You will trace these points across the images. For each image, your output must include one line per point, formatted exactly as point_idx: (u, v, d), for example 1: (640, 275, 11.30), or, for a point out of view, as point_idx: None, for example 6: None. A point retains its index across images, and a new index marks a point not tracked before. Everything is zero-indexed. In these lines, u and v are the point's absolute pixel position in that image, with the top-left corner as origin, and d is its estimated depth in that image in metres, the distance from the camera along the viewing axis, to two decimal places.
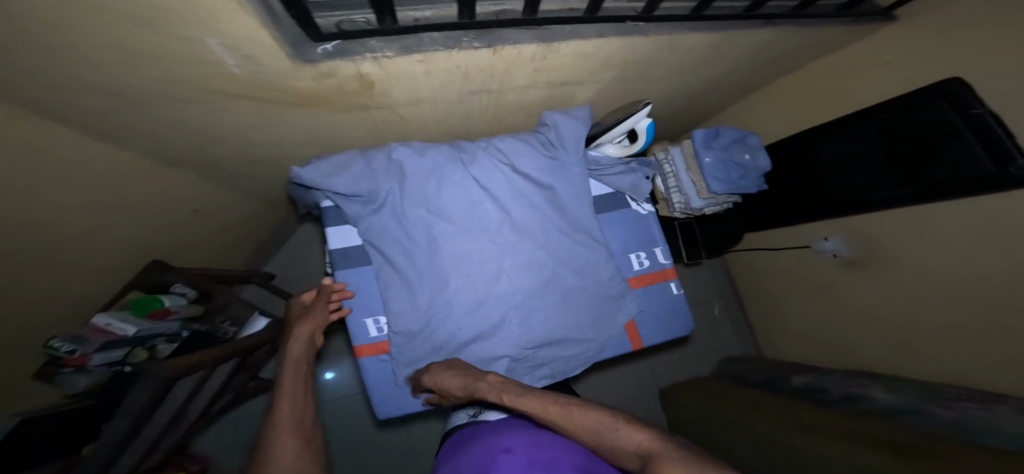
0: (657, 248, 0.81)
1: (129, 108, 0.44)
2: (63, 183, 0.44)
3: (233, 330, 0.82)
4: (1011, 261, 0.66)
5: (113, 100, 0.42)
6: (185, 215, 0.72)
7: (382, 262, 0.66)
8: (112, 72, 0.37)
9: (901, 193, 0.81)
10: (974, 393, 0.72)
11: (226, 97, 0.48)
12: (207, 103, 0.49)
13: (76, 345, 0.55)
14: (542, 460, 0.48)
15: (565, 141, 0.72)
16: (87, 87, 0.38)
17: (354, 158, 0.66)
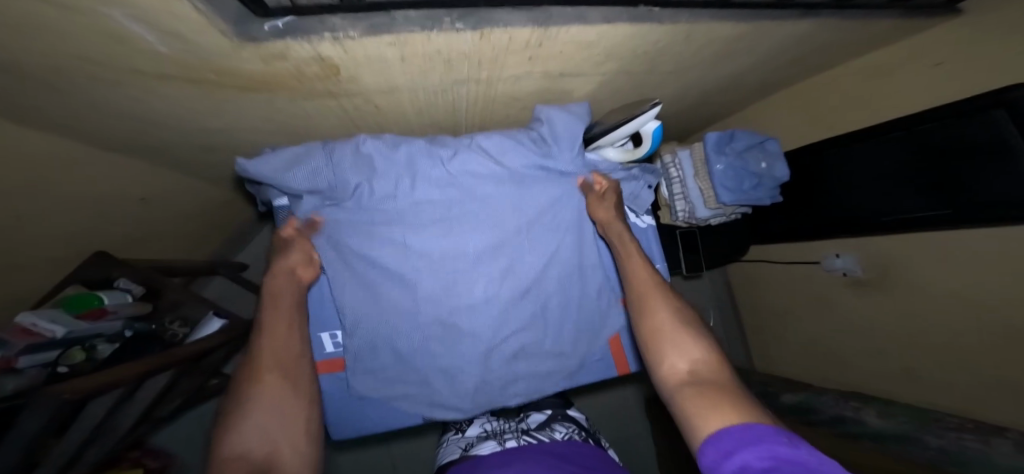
0: (654, 266, 0.68)
1: (47, 89, 0.41)
2: None
3: (185, 331, 0.75)
4: None
5: (23, 81, 0.39)
6: (133, 203, 0.72)
7: (340, 264, 0.57)
8: (12, 49, 0.34)
9: (938, 214, 0.76)
10: (968, 423, 0.74)
11: (161, 80, 0.46)
12: (137, 86, 0.46)
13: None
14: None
15: (560, 139, 0.61)
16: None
17: (314, 149, 0.57)
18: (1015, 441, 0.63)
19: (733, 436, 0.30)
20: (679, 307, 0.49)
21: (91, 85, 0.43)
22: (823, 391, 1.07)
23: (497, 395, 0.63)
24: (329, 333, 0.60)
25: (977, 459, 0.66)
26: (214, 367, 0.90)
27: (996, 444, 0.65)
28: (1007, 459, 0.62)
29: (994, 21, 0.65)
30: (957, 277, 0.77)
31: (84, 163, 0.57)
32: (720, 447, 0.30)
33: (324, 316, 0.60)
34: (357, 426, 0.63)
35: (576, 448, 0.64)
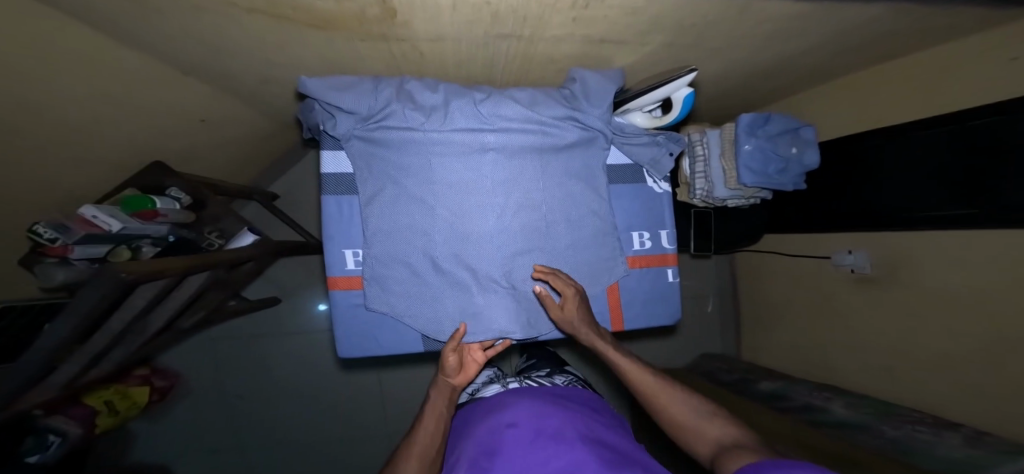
0: (664, 230, 0.71)
1: (149, 15, 0.47)
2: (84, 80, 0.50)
3: (220, 243, 0.81)
4: None
5: (134, 6, 0.45)
6: (195, 124, 0.78)
7: (373, 181, 0.61)
8: None
9: (964, 214, 0.77)
10: (928, 418, 0.85)
11: (245, 12, 0.51)
12: (220, 14, 0.50)
13: (59, 234, 0.53)
14: (546, 429, 0.58)
15: (591, 96, 0.65)
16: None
17: (364, 80, 0.62)
18: (965, 436, 0.75)
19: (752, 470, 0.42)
20: (686, 399, 0.62)
21: (185, 11, 0.48)
22: (799, 382, 1.16)
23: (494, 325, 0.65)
24: (352, 251, 0.63)
25: (923, 449, 0.77)
26: (236, 286, 0.93)
27: (946, 437, 0.76)
28: (952, 449, 0.73)
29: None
30: (958, 285, 0.80)
31: (162, 83, 0.63)
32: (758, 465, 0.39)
33: (348, 233, 0.62)
34: (366, 349, 0.65)
35: (574, 392, 0.76)
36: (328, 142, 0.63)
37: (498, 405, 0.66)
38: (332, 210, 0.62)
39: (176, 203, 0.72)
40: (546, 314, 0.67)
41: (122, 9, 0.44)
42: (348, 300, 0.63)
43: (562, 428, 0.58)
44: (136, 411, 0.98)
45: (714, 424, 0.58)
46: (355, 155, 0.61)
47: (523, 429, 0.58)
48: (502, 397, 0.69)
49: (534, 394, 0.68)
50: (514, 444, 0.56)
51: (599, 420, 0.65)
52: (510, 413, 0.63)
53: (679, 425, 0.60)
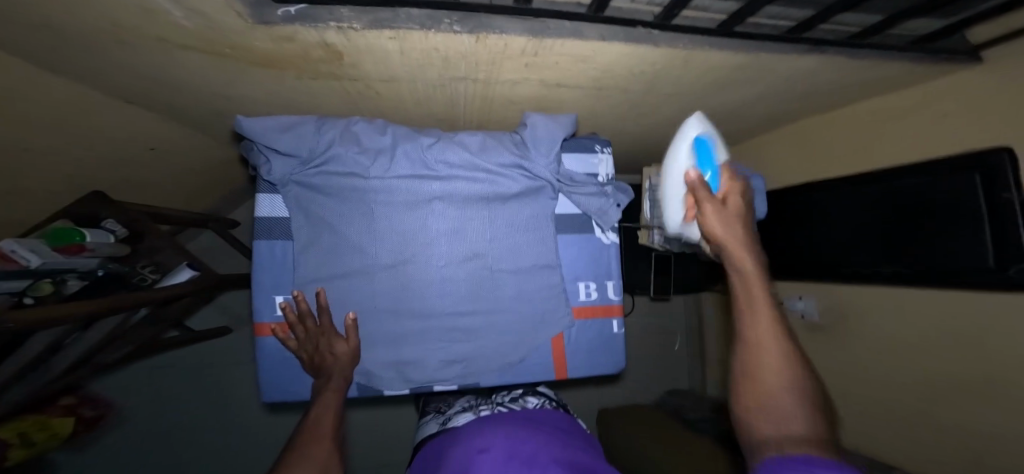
0: (610, 281, 0.71)
1: (75, 49, 0.46)
2: (23, 111, 0.49)
3: (154, 277, 0.72)
4: (978, 372, 0.68)
5: (52, 40, 0.43)
6: (143, 153, 0.75)
7: (311, 226, 0.60)
8: (45, 12, 0.38)
9: (895, 270, 0.80)
10: (869, 463, 0.87)
11: (182, 48, 0.50)
12: (156, 49, 0.49)
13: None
14: (519, 454, 0.58)
15: (539, 144, 0.65)
16: (30, 26, 0.40)
17: (306, 120, 0.60)
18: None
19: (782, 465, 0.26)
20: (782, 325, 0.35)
21: (117, 46, 0.47)
22: None
23: (433, 374, 0.63)
24: (282, 297, 0.60)
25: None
26: (172, 318, 0.88)
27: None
28: None
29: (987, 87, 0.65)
30: (898, 337, 0.81)
31: (106, 112, 0.61)
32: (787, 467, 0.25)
33: (279, 278, 0.60)
34: (290, 397, 0.61)
35: (554, 418, 0.76)
36: (263, 185, 0.61)
37: (472, 433, 0.66)
38: (265, 255, 0.60)
39: (110, 236, 0.68)
40: (487, 363, 0.65)
41: (46, 43, 0.43)
42: (277, 346, 0.60)
43: (535, 452, 0.59)
44: (57, 444, 0.79)
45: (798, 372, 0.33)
46: (292, 201, 0.59)
47: (495, 452, 0.58)
48: (475, 425, 0.69)
49: (505, 420, 0.68)
50: (488, 465, 0.56)
51: (574, 443, 0.66)
52: (484, 439, 0.63)
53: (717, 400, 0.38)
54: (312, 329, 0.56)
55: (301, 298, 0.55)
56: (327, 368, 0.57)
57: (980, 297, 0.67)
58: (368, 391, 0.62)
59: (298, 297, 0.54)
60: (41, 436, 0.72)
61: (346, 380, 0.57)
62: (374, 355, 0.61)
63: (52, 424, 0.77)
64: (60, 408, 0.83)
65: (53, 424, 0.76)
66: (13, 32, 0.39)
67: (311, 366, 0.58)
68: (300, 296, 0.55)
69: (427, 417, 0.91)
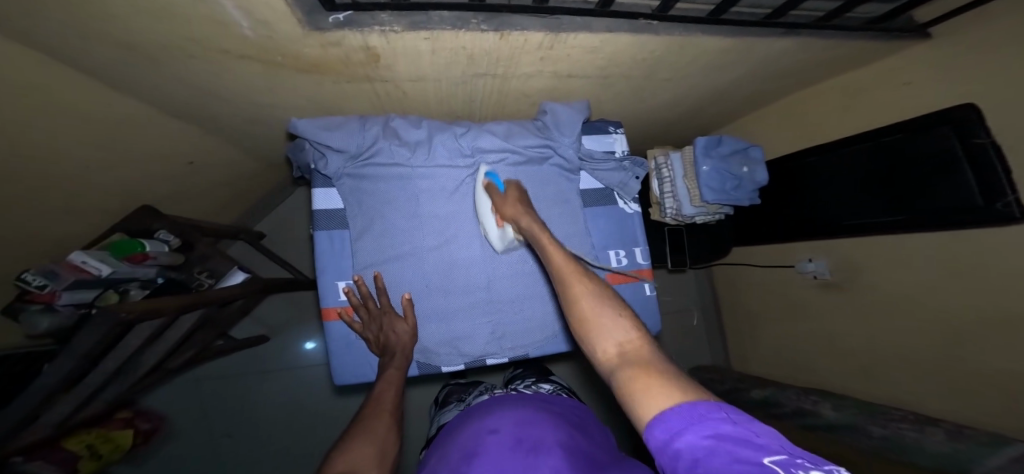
0: (638, 247, 0.77)
1: (138, 61, 0.48)
2: (77, 129, 0.51)
3: (210, 282, 0.81)
4: (993, 308, 0.72)
5: (121, 52, 0.45)
6: (181, 167, 0.78)
7: (363, 215, 0.65)
8: (126, 26, 0.41)
9: (892, 219, 0.87)
10: (910, 415, 0.85)
11: (236, 59, 0.52)
12: (212, 61, 0.52)
13: (49, 281, 0.53)
14: (527, 439, 0.54)
15: (561, 126, 0.71)
16: (109, 38, 0.42)
17: (351, 119, 0.65)
18: (946, 431, 0.75)
19: (675, 410, 0.28)
20: (608, 294, 0.44)
21: (177, 59, 0.50)
22: (787, 388, 1.19)
23: (485, 346, 0.68)
24: (344, 282, 0.65)
25: (914, 447, 0.78)
26: (222, 325, 0.95)
27: (929, 433, 0.77)
28: (936, 447, 0.74)
29: (959, 47, 0.71)
30: (908, 281, 0.87)
31: (153, 129, 0.64)
32: (667, 429, 0.27)
33: (340, 265, 0.65)
34: (361, 375, 0.66)
35: (571, 406, 0.73)
36: (319, 180, 0.66)
37: (481, 415, 0.63)
38: (325, 244, 0.65)
39: (165, 245, 0.72)
40: (534, 332, 0.69)
41: (113, 53, 0.45)
42: (342, 330, 0.65)
43: (542, 436, 0.55)
44: (119, 455, 0.91)
45: (623, 319, 0.41)
46: (346, 193, 0.65)
47: (505, 435, 0.55)
48: (485, 407, 0.66)
49: (517, 403, 0.65)
50: (494, 449, 0.52)
51: (587, 433, 0.61)
52: (493, 420, 0.59)
53: (586, 298, 0.43)
54: (375, 310, 0.62)
55: (360, 280, 0.61)
56: (390, 347, 0.62)
57: (985, 236, 0.72)
58: (428, 368, 0.67)
59: (360, 280, 0.61)
60: (104, 449, 0.84)
61: (405, 362, 0.62)
62: (432, 332, 0.66)
63: (112, 437, 0.89)
64: (120, 421, 0.97)
65: (113, 437, 0.89)
66: (89, 41, 0.42)
67: (377, 346, 0.63)
68: (361, 278, 0.61)
69: (447, 405, 0.93)
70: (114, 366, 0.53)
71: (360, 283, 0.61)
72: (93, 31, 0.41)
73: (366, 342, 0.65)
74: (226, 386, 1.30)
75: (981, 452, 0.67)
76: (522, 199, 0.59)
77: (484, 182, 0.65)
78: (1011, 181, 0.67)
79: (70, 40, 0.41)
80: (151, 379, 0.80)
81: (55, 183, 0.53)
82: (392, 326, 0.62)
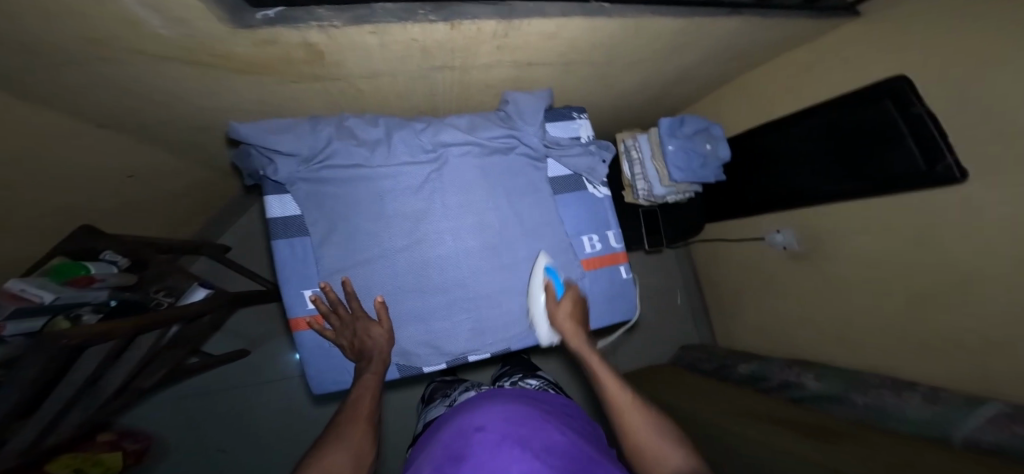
0: (610, 230, 0.77)
1: (51, 69, 0.45)
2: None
3: (169, 300, 0.76)
4: (946, 263, 0.76)
5: (27, 60, 0.42)
6: (121, 181, 0.73)
7: (324, 220, 0.63)
8: (26, 30, 0.37)
9: (847, 186, 0.90)
10: (889, 380, 0.89)
11: (161, 60, 0.49)
12: (133, 64, 0.48)
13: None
14: (513, 435, 0.53)
15: (524, 115, 0.71)
16: (8, 47, 0.39)
17: (301, 121, 0.63)
18: (922, 394, 0.80)
19: None
20: (658, 417, 0.54)
21: (95, 64, 0.46)
22: (772, 361, 1.22)
23: (463, 342, 0.67)
24: (310, 291, 0.63)
25: (894, 412, 0.82)
26: (194, 343, 0.91)
27: (907, 398, 0.81)
28: (915, 411, 0.78)
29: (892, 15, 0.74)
30: (868, 243, 0.91)
31: (83, 143, 0.60)
32: None
33: (304, 274, 0.63)
34: (338, 382, 0.64)
35: (557, 399, 0.74)
36: (271, 186, 0.63)
37: (468, 411, 0.62)
38: (285, 253, 0.62)
39: (112, 266, 0.67)
40: (512, 323, 0.69)
41: (23, 63, 0.42)
42: (314, 339, 0.63)
43: (531, 435, 0.54)
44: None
45: (673, 447, 0.50)
46: (303, 199, 0.62)
47: (492, 431, 0.54)
48: (472, 404, 0.65)
49: (505, 400, 0.64)
50: (481, 446, 0.51)
51: (572, 426, 0.62)
52: (480, 417, 0.59)
53: (643, 433, 0.52)
54: (346, 316, 0.60)
55: (326, 285, 0.59)
56: (366, 352, 0.60)
57: (930, 195, 0.76)
58: (409, 369, 0.66)
59: (326, 285, 0.59)
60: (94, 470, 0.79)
61: (383, 366, 0.60)
62: (406, 332, 0.65)
63: (100, 459, 0.84)
64: (105, 445, 0.91)
65: (101, 460, 0.84)
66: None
67: (353, 351, 0.61)
68: (327, 283, 0.59)
69: (432, 402, 0.92)
70: (71, 390, 0.50)
71: (328, 288, 0.59)
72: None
73: (341, 349, 0.63)
74: (201, 413, 1.24)
75: (956, 413, 0.71)
76: (574, 313, 0.67)
77: (545, 280, 0.67)
78: (948, 144, 0.70)
79: None
80: (123, 401, 0.76)
81: None
82: (366, 330, 0.60)
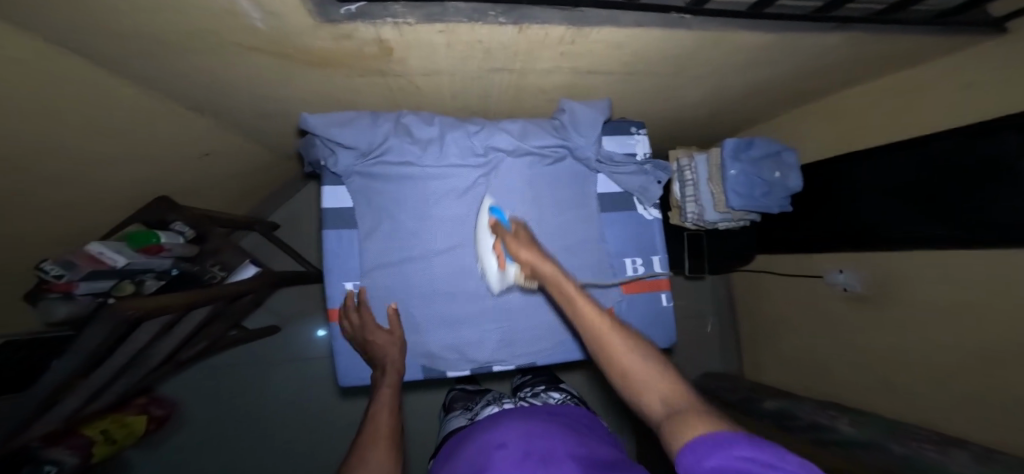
0: (656, 255, 0.73)
1: (152, 55, 0.47)
2: (95, 122, 0.51)
3: (222, 275, 0.82)
4: None
5: (134, 44, 0.44)
6: (198, 158, 0.77)
7: (372, 215, 0.64)
8: (140, 20, 0.39)
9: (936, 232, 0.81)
10: (935, 435, 0.80)
11: (249, 51, 0.50)
12: (225, 53, 0.50)
13: (66, 271, 0.54)
14: (536, 451, 0.52)
15: (579, 125, 0.68)
16: (120, 32, 0.41)
17: (362, 115, 0.63)
18: (972, 454, 0.70)
19: (708, 442, 0.30)
20: (641, 342, 0.45)
21: (191, 53, 0.49)
22: (801, 400, 1.13)
23: (491, 351, 0.67)
24: (351, 283, 0.64)
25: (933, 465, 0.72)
26: (235, 318, 0.96)
27: (953, 455, 0.71)
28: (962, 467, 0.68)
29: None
30: (947, 299, 0.81)
31: (170, 122, 0.64)
32: (695, 454, 0.30)
33: (347, 267, 0.64)
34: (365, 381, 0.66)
35: (579, 412, 0.73)
36: (328, 177, 0.65)
37: (490, 427, 0.61)
38: (332, 244, 0.64)
39: (180, 237, 0.73)
40: (541, 339, 0.68)
41: (134, 49, 0.45)
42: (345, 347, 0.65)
43: (552, 448, 0.53)
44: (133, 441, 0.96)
45: (662, 372, 0.41)
46: (355, 193, 0.64)
47: (512, 449, 0.53)
48: (494, 419, 0.64)
49: (525, 415, 0.63)
50: (503, 463, 0.51)
51: (594, 440, 0.61)
52: (501, 433, 0.58)
53: (628, 359, 0.42)
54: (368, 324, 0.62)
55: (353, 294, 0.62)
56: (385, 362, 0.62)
57: None
58: (433, 372, 0.67)
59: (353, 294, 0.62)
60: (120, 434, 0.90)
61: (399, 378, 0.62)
62: (436, 335, 0.66)
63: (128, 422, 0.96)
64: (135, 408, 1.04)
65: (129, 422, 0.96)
66: (99, 36, 0.41)
67: (369, 360, 0.63)
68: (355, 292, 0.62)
69: (455, 413, 0.92)
70: (124, 359, 0.55)
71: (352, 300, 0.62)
72: (109, 24, 0.39)
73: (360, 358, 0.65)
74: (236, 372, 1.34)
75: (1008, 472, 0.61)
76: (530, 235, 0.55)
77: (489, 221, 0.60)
78: None
79: (86, 35, 0.40)
80: (162, 372, 0.82)
81: (74, 177, 0.54)
82: (384, 340, 0.62)
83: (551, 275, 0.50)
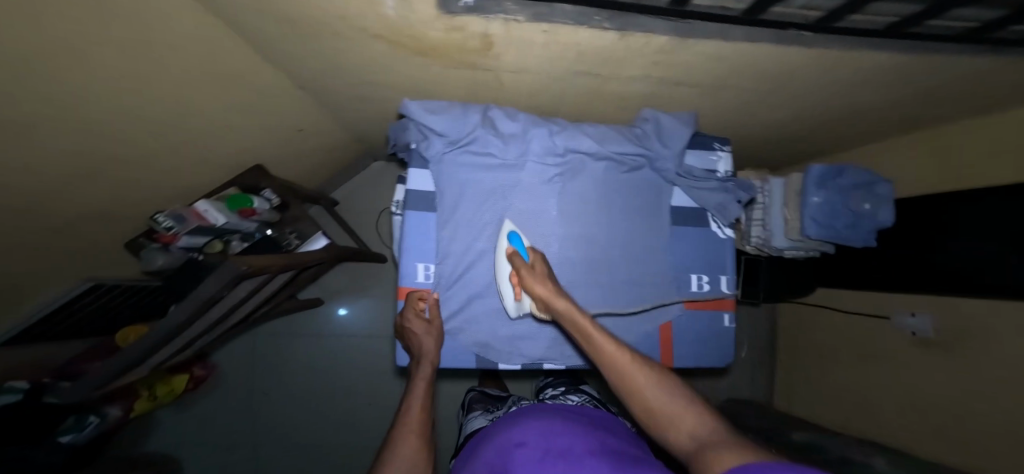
0: (724, 275, 0.73)
1: (284, 34, 0.50)
2: (220, 89, 0.54)
3: (296, 243, 0.85)
4: None
5: (274, 21, 0.47)
6: (292, 133, 0.82)
7: (451, 201, 0.66)
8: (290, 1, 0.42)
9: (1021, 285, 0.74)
10: None
11: (371, 37, 0.53)
12: (352, 38, 0.53)
13: (175, 224, 0.62)
14: (555, 448, 0.51)
15: (663, 136, 0.68)
16: (267, 9, 0.44)
17: (455, 105, 0.65)
18: None
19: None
20: (659, 373, 0.45)
21: (319, 35, 0.52)
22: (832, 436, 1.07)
23: (546, 349, 0.68)
24: (423, 265, 0.67)
25: None
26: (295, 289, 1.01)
27: None
28: None
29: None
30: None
31: (277, 96, 0.68)
32: None
33: (421, 248, 0.67)
34: None
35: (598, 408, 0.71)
36: (415, 161, 0.68)
37: (509, 424, 0.60)
38: (411, 225, 0.67)
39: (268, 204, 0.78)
40: None
41: (272, 26, 0.48)
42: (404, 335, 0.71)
43: (569, 445, 0.51)
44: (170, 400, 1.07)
45: (686, 403, 0.42)
46: (438, 178, 0.66)
47: (532, 446, 0.51)
48: (513, 415, 0.63)
49: (543, 410, 0.62)
50: (522, 464, 0.49)
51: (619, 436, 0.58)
52: (519, 431, 0.56)
53: (650, 394, 0.43)
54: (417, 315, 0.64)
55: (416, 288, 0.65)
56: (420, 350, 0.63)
57: None
58: (485, 363, 0.68)
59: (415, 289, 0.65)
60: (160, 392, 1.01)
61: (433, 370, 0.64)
62: (496, 327, 0.67)
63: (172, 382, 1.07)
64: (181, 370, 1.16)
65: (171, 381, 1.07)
66: (245, 10, 0.44)
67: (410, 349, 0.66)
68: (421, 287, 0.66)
69: (475, 413, 0.93)
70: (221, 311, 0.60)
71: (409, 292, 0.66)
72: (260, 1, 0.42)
73: (403, 343, 0.68)
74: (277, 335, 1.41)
75: None
76: (550, 272, 0.56)
77: (506, 248, 0.60)
78: None
79: (236, 8, 0.43)
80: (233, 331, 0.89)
81: (192, 136, 0.58)
82: (423, 332, 0.63)
83: (569, 316, 0.50)
